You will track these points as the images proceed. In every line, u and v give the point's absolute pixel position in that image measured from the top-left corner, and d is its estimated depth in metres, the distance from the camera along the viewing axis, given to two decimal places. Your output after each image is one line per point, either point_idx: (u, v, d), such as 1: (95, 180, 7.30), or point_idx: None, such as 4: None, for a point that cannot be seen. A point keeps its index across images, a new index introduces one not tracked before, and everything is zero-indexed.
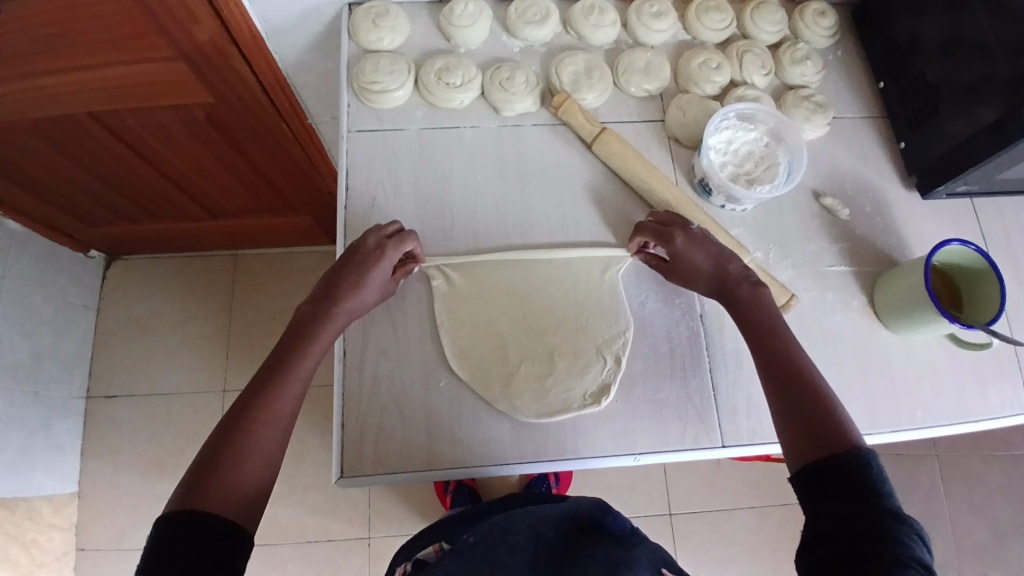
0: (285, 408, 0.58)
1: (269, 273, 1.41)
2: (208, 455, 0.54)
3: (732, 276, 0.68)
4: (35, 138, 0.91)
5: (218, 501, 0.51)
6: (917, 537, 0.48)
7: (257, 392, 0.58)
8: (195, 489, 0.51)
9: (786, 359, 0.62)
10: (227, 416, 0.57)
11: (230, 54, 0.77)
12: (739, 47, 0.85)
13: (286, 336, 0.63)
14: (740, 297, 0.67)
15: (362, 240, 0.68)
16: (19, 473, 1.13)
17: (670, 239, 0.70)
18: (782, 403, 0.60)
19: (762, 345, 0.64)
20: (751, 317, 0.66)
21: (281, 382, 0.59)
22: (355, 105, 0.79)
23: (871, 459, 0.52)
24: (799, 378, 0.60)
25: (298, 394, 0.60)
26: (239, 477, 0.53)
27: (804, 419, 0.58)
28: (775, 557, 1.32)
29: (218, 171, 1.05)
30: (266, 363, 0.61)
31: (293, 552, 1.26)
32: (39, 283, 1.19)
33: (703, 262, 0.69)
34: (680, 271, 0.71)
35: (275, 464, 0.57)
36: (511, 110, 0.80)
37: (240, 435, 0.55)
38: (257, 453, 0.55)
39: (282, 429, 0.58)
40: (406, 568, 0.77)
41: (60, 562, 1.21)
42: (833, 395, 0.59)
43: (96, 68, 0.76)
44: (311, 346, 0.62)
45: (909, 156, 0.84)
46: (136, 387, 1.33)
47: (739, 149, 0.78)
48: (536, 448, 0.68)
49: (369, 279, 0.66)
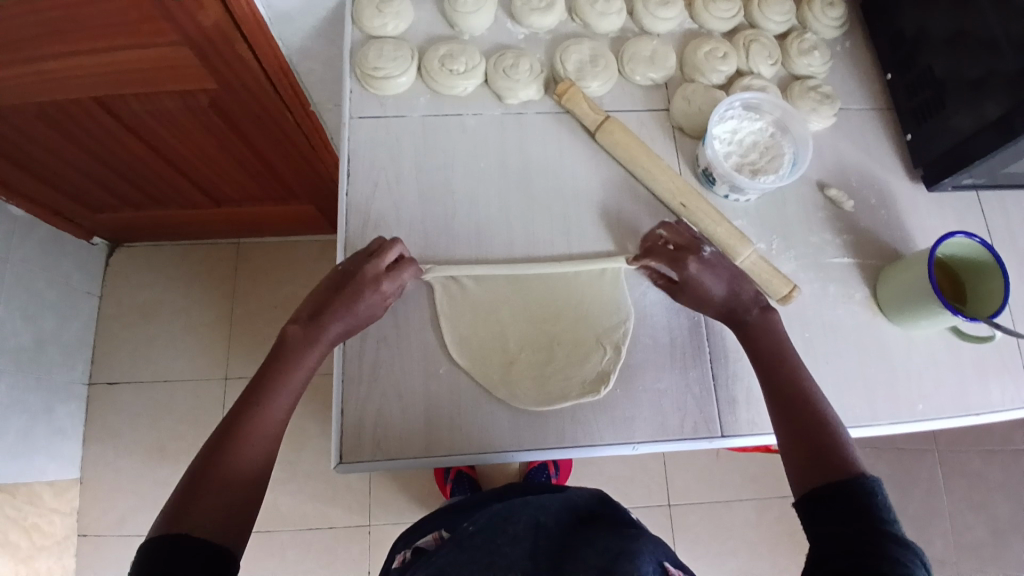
0: (269, 432, 0.58)
1: (271, 262, 1.41)
2: (195, 474, 0.54)
3: (743, 302, 0.68)
4: (39, 122, 0.91)
5: (205, 519, 0.51)
6: (920, 563, 0.46)
7: (242, 415, 0.58)
8: (183, 508, 0.51)
9: (793, 384, 0.63)
10: (212, 438, 0.57)
11: (233, 40, 0.77)
12: (746, 37, 0.85)
13: (272, 355, 0.63)
14: (750, 322, 0.68)
15: (353, 266, 0.67)
16: (21, 457, 1.14)
17: (683, 264, 0.69)
18: (786, 429, 0.60)
19: (767, 372, 0.65)
20: (760, 343, 0.66)
21: (265, 406, 0.59)
22: (358, 92, 0.79)
23: (875, 485, 0.52)
24: (805, 403, 0.61)
25: (282, 418, 0.60)
26: (225, 497, 0.53)
27: (807, 443, 0.58)
28: (773, 551, 1.33)
29: (221, 159, 1.06)
30: (252, 385, 0.61)
31: (293, 539, 1.26)
32: (42, 268, 1.19)
33: (717, 289, 0.68)
34: (691, 295, 0.70)
35: (263, 482, 0.57)
36: (515, 98, 0.80)
37: (225, 455, 0.55)
38: (241, 474, 0.55)
39: (267, 450, 0.58)
40: (405, 555, 0.77)
41: (61, 547, 1.21)
42: (838, 422, 0.60)
43: (98, 53, 0.76)
44: (297, 371, 0.62)
45: (915, 148, 0.83)
46: (137, 373, 1.33)
47: (744, 139, 0.77)
48: (536, 435, 0.68)
49: (356, 308, 0.65)
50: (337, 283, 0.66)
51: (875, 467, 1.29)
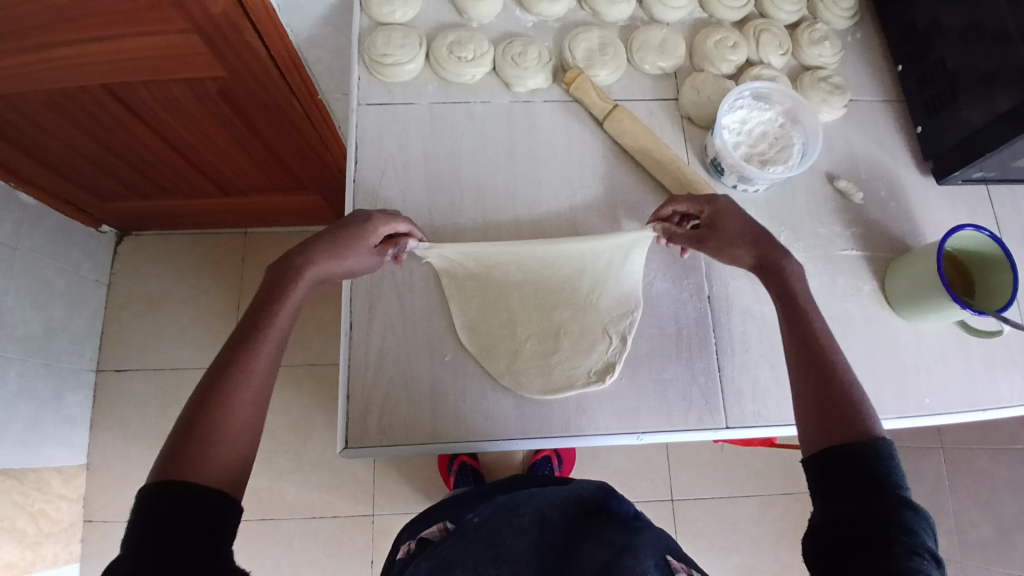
0: (263, 368, 0.57)
1: (278, 252, 1.41)
2: (182, 431, 0.52)
3: (771, 245, 0.67)
4: (46, 110, 0.91)
5: (201, 467, 0.50)
6: (926, 529, 0.48)
7: (228, 365, 0.56)
8: (177, 457, 0.50)
9: (813, 338, 0.61)
10: (197, 391, 0.55)
11: (242, 27, 0.77)
12: (757, 26, 0.84)
13: (261, 293, 0.61)
14: (777, 263, 0.67)
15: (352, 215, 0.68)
16: (31, 444, 1.15)
17: (711, 199, 0.70)
18: (805, 383, 0.59)
19: (791, 325, 0.63)
20: (789, 289, 0.65)
21: (252, 354, 0.57)
22: (366, 79, 0.79)
23: (890, 448, 0.52)
24: (823, 359, 0.60)
25: (271, 362, 0.58)
26: (216, 451, 0.52)
27: (823, 401, 0.57)
28: (776, 546, 1.33)
29: (229, 147, 1.06)
30: (237, 331, 0.59)
31: (298, 528, 1.27)
32: (51, 256, 1.20)
33: (742, 221, 0.69)
34: (719, 231, 0.69)
35: (257, 427, 0.55)
36: (523, 86, 0.79)
37: (213, 407, 0.53)
38: (235, 417, 0.54)
39: (262, 389, 0.56)
40: (410, 546, 0.77)
41: (67, 533, 1.23)
42: (854, 377, 0.59)
43: (108, 40, 0.76)
44: (284, 305, 0.60)
45: (926, 141, 0.83)
46: (146, 361, 1.34)
47: (753, 129, 0.77)
48: (541, 424, 0.68)
49: (349, 243, 0.65)
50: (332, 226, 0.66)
51: None
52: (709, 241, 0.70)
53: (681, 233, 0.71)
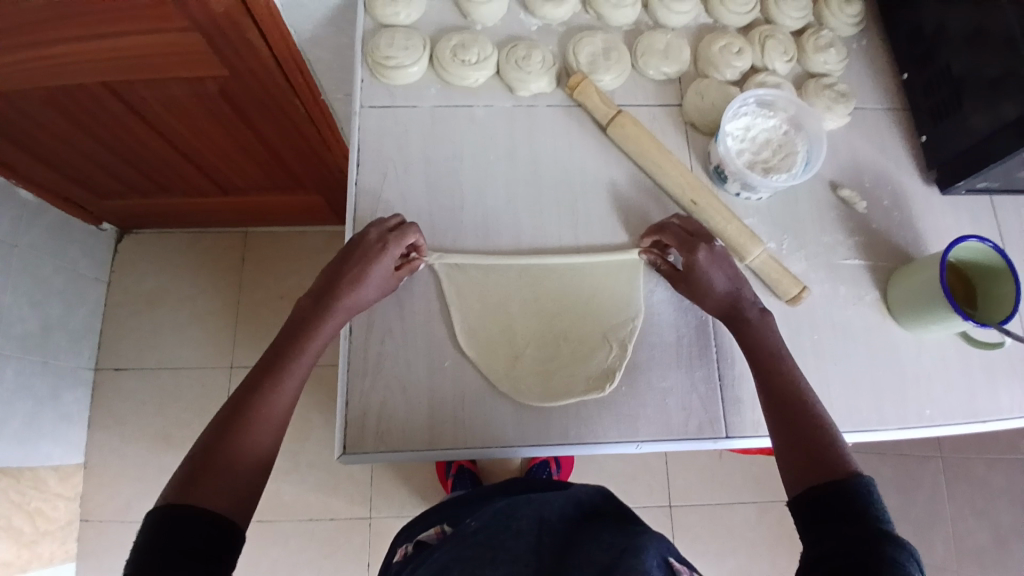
0: (282, 404, 0.59)
1: (277, 252, 1.41)
2: (202, 451, 0.54)
3: (743, 300, 0.68)
4: (46, 107, 0.90)
5: (212, 494, 0.51)
6: (913, 560, 0.46)
7: (252, 392, 0.58)
8: (189, 481, 0.51)
9: (790, 386, 0.63)
10: (221, 413, 0.57)
11: (244, 26, 0.76)
12: (762, 32, 0.83)
13: (286, 329, 0.63)
14: (749, 320, 0.67)
15: (364, 237, 0.67)
16: (28, 442, 1.14)
17: (694, 250, 0.68)
18: (783, 428, 0.60)
19: (761, 373, 0.64)
20: (757, 345, 0.66)
21: (277, 382, 0.59)
22: (368, 80, 0.79)
23: (870, 487, 0.53)
24: (801, 405, 0.61)
25: (293, 394, 0.60)
26: (233, 473, 0.53)
27: (801, 443, 0.58)
28: (774, 553, 1.32)
29: (230, 147, 1.05)
30: (262, 361, 0.61)
31: (295, 529, 1.26)
32: (50, 254, 1.19)
33: (720, 282, 0.68)
34: (692, 284, 0.69)
35: (269, 460, 0.57)
36: (526, 90, 0.79)
37: (235, 428, 0.56)
38: (250, 448, 0.55)
39: (277, 425, 0.58)
40: (407, 549, 0.77)
41: (64, 531, 1.22)
42: (832, 422, 0.60)
43: (109, 38, 0.76)
44: (309, 343, 0.62)
45: (930, 150, 0.82)
46: (144, 360, 1.34)
47: (756, 136, 0.77)
48: (539, 431, 0.68)
49: (369, 275, 0.65)
50: (348, 253, 0.66)
51: None
52: (681, 288, 0.71)
53: (662, 266, 0.73)
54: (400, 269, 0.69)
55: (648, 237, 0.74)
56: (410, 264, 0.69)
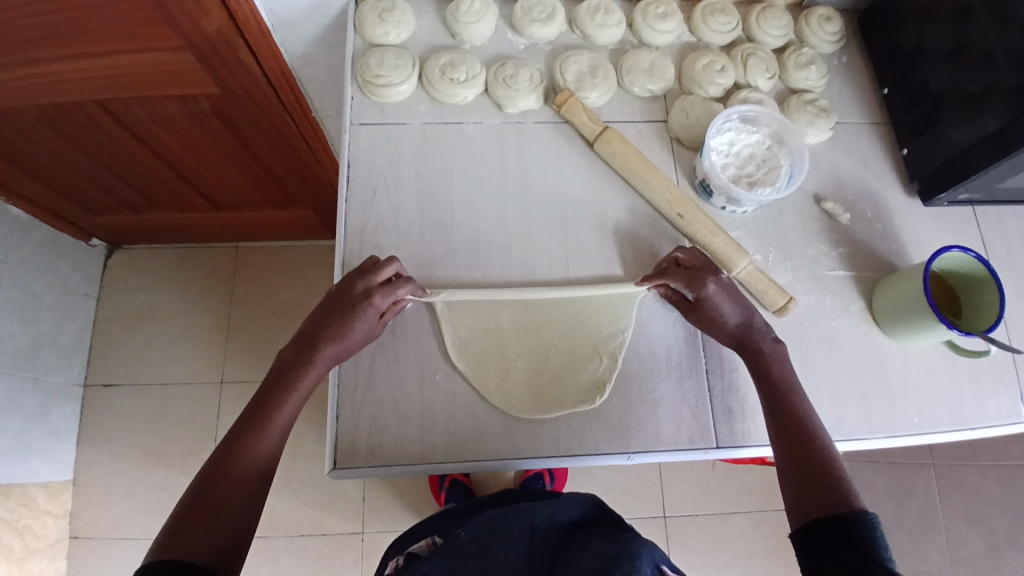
0: (266, 453, 0.60)
1: (269, 267, 1.41)
2: (189, 503, 0.54)
3: (756, 330, 0.68)
4: (39, 124, 0.91)
5: (199, 545, 0.52)
6: None
7: (236, 443, 0.59)
8: (177, 535, 0.52)
9: (797, 416, 0.63)
10: (207, 463, 0.58)
11: (235, 45, 0.77)
12: (744, 50, 0.85)
13: (269, 378, 0.64)
14: (763, 350, 0.68)
15: (348, 284, 0.67)
16: (17, 459, 1.14)
17: (702, 285, 0.68)
18: (788, 456, 0.61)
19: (771, 400, 0.65)
20: (769, 373, 0.67)
21: (262, 429, 0.60)
22: (359, 98, 0.80)
23: (873, 522, 0.54)
24: (806, 437, 0.62)
25: (277, 440, 0.61)
26: (217, 524, 0.54)
27: (806, 474, 0.59)
28: (768, 562, 1.33)
29: (221, 163, 1.06)
30: (246, 410, 0.62)
31: (287, 545, 1.26)
32: (41, 270, 1.19)
33: (731, 314, 0.69)
34: (704, 317, 0.70)
35: (255, 507, 0.57)
36: (515, 107, 0.80)
37: (220, 477, 0.56)
38: (235, 497, 0.56)
39: (262, 472, 0.59)
40: (398, 561, 0.77)
41: (53, 549, 1.21)
42: (838, 455, 0.61)
43: (101, 56, 0.77)
44: (293, 393, 0.62)
45: (911, 162, 0.84)
46: (133, 377, 1.33)
47: (741, 151, 0.78)
48: (530, 443, 0.68)
49: (355, 323, 0.65)
50: (332, 302, 0.67)
51: (873, 477, 1.30)
52: (693, 320, 0.71)
53: (672, 297, 0.72)
54: (385, 314, 0.68)
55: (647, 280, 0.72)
56: (395, 308, 0.69)
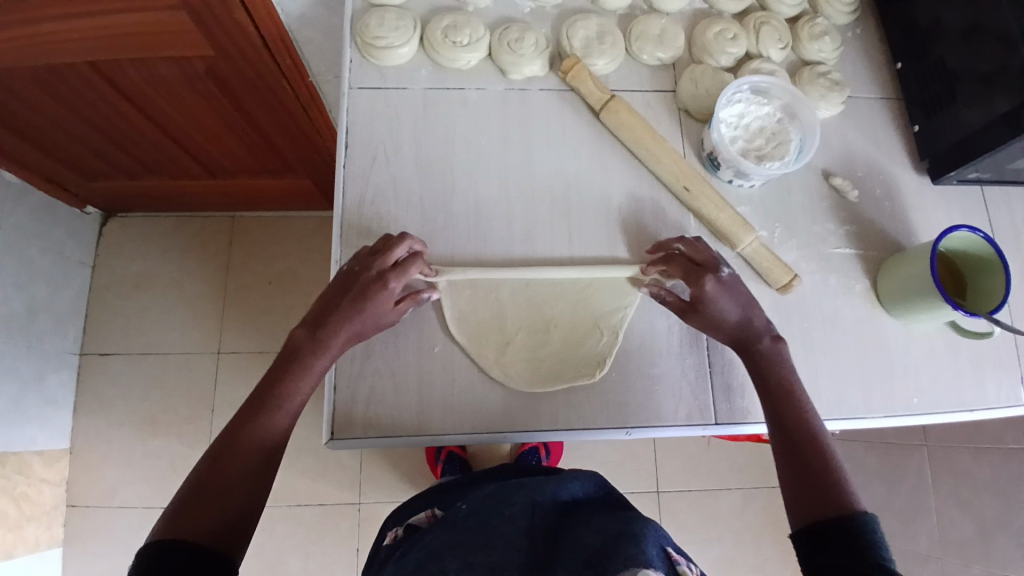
0: (275, 436, 0.58)
1: (265, 237, 1.39)
2: (195, 483, 0.53)
3: (755, 329, 0.67)
4: (31, 86, 0.88)
5: (205, 526, 0.51)
6: None
7: (244, 425, 0.57)
8: (183, 514, 0.51)
9: (796, 415, 0.62)
10: (215, 443, 0.56)
11: (232, 5, 0.74)
12: (757, 19, 0.83)
13: (280, 360, 0.62)
14: (761, 350, 0.66)
15: (365, 266, 0.65)
16: (12, 426, 1.13)
17: (700, 281, 0.67)
18: (786, 456, 0.60)
19: (768, 399, 0.64)
20: (767, 376, 0.65)
21: (268, 416, 0.58)
22: (358, 61, 0.77)
23: (873, 525, 0.53)
24: (805, 436, 0.61)
25: (284, 428, 0.59)
26: (225, 505, 0.53)
27: (806, 474, 0.58)
28: (758, 539, 1.34)
29: (218, 130, 1.04)
30: (253, 395, 0.60)
31: (283, 515, 1.26)
32: (35, 237, 1.17)
33: (731, 312, 0.67)
34: (702, 316, 0.67)
35: (263, 491, 0.56)
36: (519, 73, 0.78)
37: (228, 459, 0.55)
38: (242, 478, 0.55)
39: (271, 455, 0.57)
40: (397, 532, 0.77)
41: (49, 516, 1.21)
42: (836, 454, 0.60)
43: (94, 15, 0.74)
44: (304, 377, 0.61)
45: (922, 140, 0.82)
46: (129, 346, 1.32)
47: (750, 124, 0.76)
48: (529, 418, 0.68)
49: (369, 307, 0.64)
50: (349, 283, 0.65)
51: None
52: (692, 321, 0.68)
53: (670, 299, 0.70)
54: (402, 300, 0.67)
55: (650, 267, 0.71)
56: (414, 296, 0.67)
